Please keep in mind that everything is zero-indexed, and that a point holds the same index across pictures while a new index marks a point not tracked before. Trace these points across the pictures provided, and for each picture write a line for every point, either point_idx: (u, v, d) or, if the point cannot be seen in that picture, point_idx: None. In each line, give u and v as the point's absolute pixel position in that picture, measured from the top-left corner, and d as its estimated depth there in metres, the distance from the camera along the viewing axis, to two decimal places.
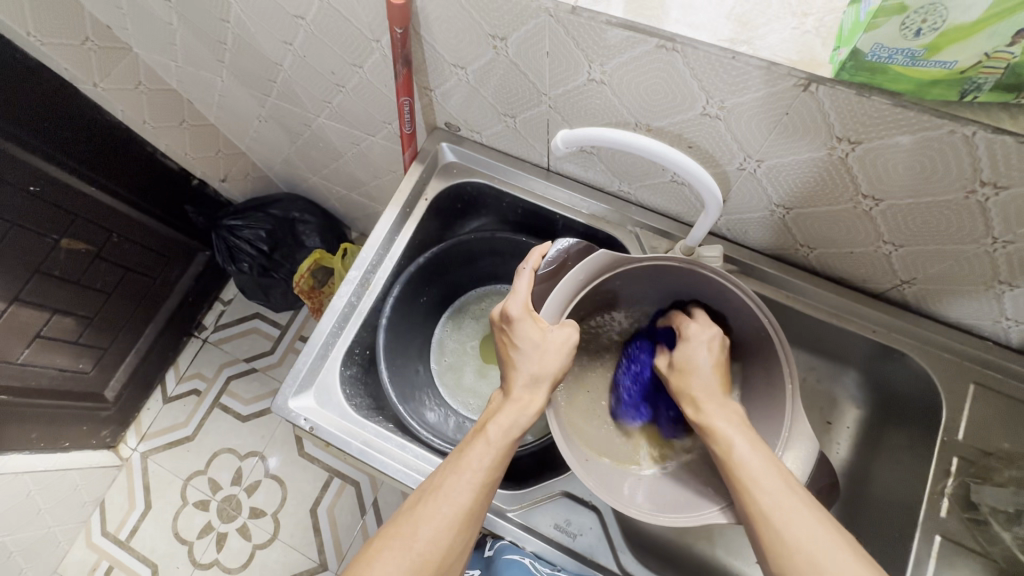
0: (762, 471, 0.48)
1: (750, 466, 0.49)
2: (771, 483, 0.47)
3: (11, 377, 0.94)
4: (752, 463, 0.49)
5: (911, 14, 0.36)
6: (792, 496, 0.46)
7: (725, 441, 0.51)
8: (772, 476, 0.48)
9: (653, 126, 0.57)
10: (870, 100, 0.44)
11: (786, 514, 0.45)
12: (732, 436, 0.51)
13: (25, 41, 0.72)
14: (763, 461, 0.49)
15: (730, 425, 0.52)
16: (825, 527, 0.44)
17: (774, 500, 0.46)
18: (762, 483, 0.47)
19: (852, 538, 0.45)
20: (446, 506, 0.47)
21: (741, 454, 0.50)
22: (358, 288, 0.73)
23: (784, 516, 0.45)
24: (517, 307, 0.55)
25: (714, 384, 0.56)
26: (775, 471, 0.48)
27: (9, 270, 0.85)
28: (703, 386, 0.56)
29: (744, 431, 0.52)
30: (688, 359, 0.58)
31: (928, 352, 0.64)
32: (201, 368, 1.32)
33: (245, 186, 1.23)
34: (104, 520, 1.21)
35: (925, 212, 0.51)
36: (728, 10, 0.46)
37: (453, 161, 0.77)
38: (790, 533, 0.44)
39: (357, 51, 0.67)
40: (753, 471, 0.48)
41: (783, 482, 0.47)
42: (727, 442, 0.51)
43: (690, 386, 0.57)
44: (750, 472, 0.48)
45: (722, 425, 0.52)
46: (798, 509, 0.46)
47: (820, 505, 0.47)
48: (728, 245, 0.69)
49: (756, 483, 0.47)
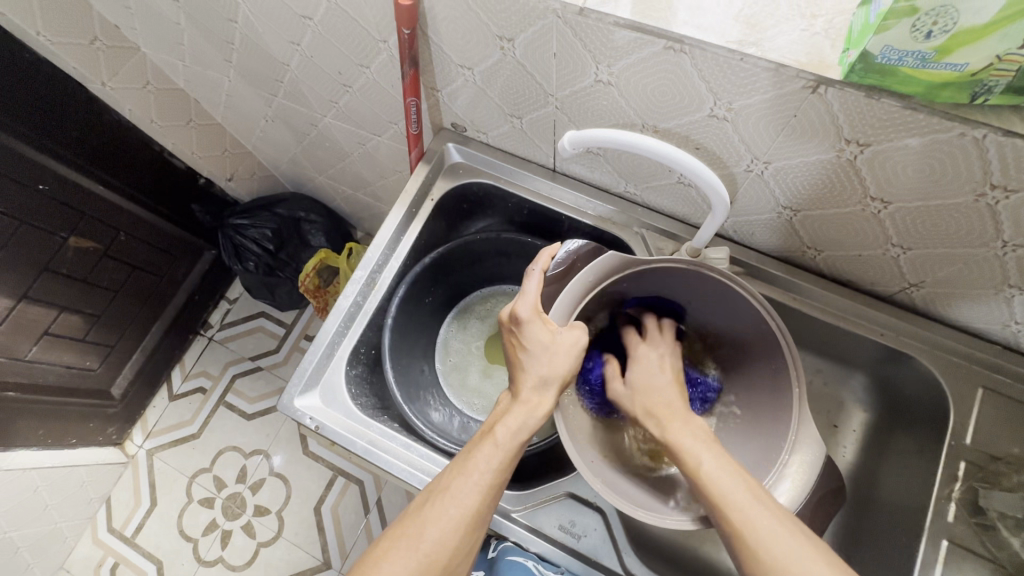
0: (731, 487, 0.47)
1: (719, 484, 0.48)
2: (740, 500, 0.46)
3: (19, 374, 0.95)
4: (720, 480, 0.48)
5: (922, 16, 0.36)
6: (763, 511, 0.46)
7: (692, 459, 0.50)
8: (742, 492, 0.47)
9: (660, 127, 0.57)
10: (879, 102, 0.43)
11: (761, 530, 0.45)
12: (700, 454, 0.50)
13: (35, 41, 0.72)
14: (732, 478, 0.48)
15: (696, 443, 0.52)
16: (799, 541, 0.44)
17: (749, 517, 0.45)
18: (733, 501, 0.46)
19: (829, 550, 0.44)
20: (453, 508, 0.47)
21: (710, 471, 0.49)
22: (364, 288, 0.73)
23: (760, 532, 0.44)
24: (526, 308, 0.54)
25: (674, 396, 0.59)
26: (744, 485, 0.47)
27: (18, 268, 0.86)
28: (663, 403, 0.58)
29: (710, 448, 0.51)
30: (648, 371, 0.62)
31: (935, 356, 0.63)
32: (207, 366, 1.33)
33: (251, 185, 1.24)
34: (110, 516, 1.22)
35: (934, 216, 0.51)
36: (736, 12, 0.46)
37: (459, 162, 0.77)
38: (766, 551, 0.44)
39: (364, 51, 0.68)
40: (721, 488, 0.47)
41: (753, 498, 0.47)
42: (694, 461, 0.50)
43: (653, 404, 0.58)
44: (718, 491, 0.47)
45: (688, 443, 0.52)
46: (771, 523, 0.45)
47: (795, 518, 0.46)
48: (735, 247, 0.69)
49: (726, 500, 0.46)
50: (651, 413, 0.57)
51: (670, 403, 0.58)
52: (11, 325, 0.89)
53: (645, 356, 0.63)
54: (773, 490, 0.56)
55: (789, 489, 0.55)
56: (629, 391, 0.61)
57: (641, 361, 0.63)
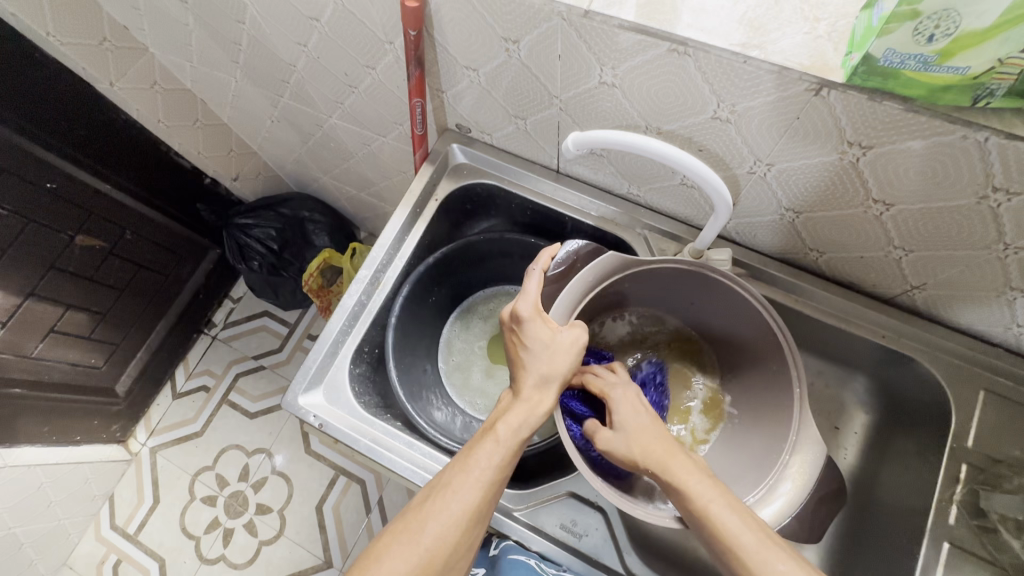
0: (739, 529, 0.46)
1: (727, 525, 0.46)
2: (747, 537, 0.46)
3: (26, 371, 0.95)
4: (726, 518, 0.47)
5: (924, 20, 0.36)
6: (773, 552, 0.45)
7: (700, 499, 0.48)
8: (749, 534, 0.46)
9: (663, 129, 0.57)
10: (881, 105, 0.44)
11: (773, 573, 0.44)
12: (707, 493, 0.48)
13: (45, 42, 0.73)
14: (740, 519, 0.47)
15: (702, 484, 0.49)
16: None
17: (761, 559, 0.45)
18: (743, 542, 0.46)
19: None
20: (454, 503, 0.48)
21: (717, 511, 0.47)
22: (368, 287, 0.74)
23: (773, 574, 0.44)
24: (527, 306, 0.55)
25: (665, 432, 0.54)
26: (751, 523, 0.47)
27: (26, 265, 0.86)
28: (660, 443, 0.53)
29: (715, 487, 0.49)
30: (629, 406, 0.56)
31: (937, 358, 0.63)
32: (210, 365, 1.34)
33: (256, 185, 1.24)
34: (113, 514, 1.23)
35: (937, 217, 0.51)
36: (740, 15, 0.46)
37: (463, 162, 0.78)
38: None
39: (370, 53, 0.68)
40: (730, 530, 0.46)
41: (761, 540, 0.46)
42: (703, 503, 0.48)
43: (652, 447, 0.52)
44: (727, 534, 0.46)
45: (696, 484, 0.49)
46: (781, 565, 0.44)
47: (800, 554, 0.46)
48: (737, 248, 0.70)
49: (736, 542, 0.46)
50: (650, 457, 0.52)
51: (667, 443, 0.53)
52: (18, 323, 0.89)
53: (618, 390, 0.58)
54: (774, 490, 0.56)
55: (789, 490, 0.55)
56: (620, 435, 0.54)
57: (617, 397, 0.57)
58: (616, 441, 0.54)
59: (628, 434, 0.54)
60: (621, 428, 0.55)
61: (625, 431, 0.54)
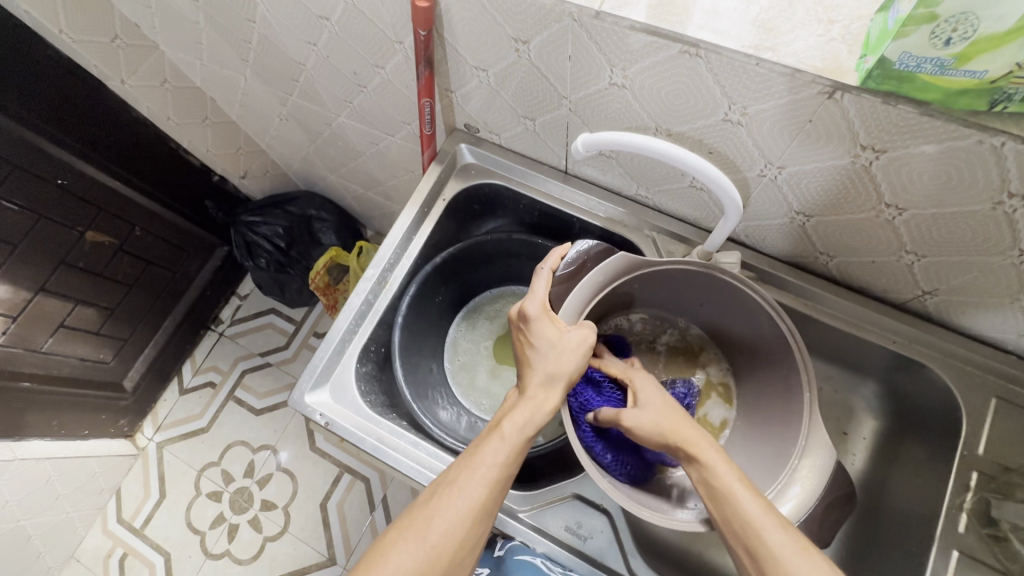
0: (759, 511, 0.46)
1: (748, 506, 0.46)
2: (769, 521, 0.45)
3: (35, 365, 0.96)
4: (747, 501, 0.46)
5: (941, 23, 0.36)
6: (792, 538, 0.44)
7: (722, 477, 0.48)
8: (771, 517, 0.45)
9: (674, 131, 0.57)
10: (896, 108, 0.43)
11: (793, 557, 0.43)
12: (728, 473, 0.48)
13: (57, 38, 0.73)
14: (761, 504, 0.46)
15: (727, 467, 0.49)
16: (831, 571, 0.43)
17: (780, 541, 0.44)
18: (763, 524, 0.45)
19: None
20: (461, 499, 0.47)
21: (740, 492, 0.47)
22: (376, 286, 0.74)
23: (789, 557, 0.43)
24: (534, 306, 0.55)
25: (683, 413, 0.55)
26: (771, 510, 0.46)
27: (36, 260, 0.87)
28: (687, 424, 0.53)
29: (737, 472, 0.49)
30: (653, 388, 0.58)
31: (948, 364, 0.63)
32: (217, 361, 1.34)
33: (265, 183, 1.25)
34: (119, 508, 1.24)
35: (951, 222, 0.51)
36: (753, 17, 0.46)
37: (471, 162, 0.78)
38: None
39: (379, 51, 0.68)
40: (751, 513, 0.46)
41: (782, 524, 0.45)
42: (726, 485, 0.48)
43: (676, 426, 0.53)
44: (748, 515, 0.46)
45: (716, 462, 0.49)
46: (801, 553, 0.43)
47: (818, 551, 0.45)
48: (746, 251, 0.69)
49: (757, 524, 0.45)
50: (676, 434, 0.52)
51: (692, 422, 0.54)
52: (28, 317, 0.90)
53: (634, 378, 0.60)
54: (783, 494, 0.55)
55: (798, 494, 0.54)
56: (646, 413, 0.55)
57: (643, 381, 0.59)
58: (637, 416, 0.54)
59: (653, 408, 0.55)
60: (647, 405, 0.56)
61: (649, 407, 0.55)
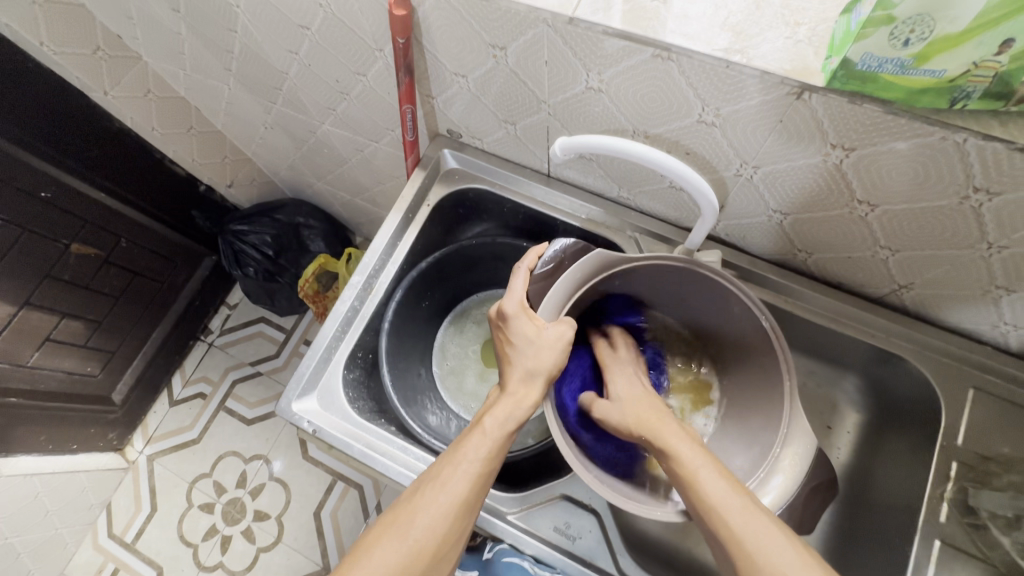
0: (723, 493, 0.47)
1: (711, 490, 0.47)
2: (731, 503, 0.46)
3: (22, 379, 0.95)
4: (712, 488, 0.47)
5: (899, 25, 0.37)
6: (753, 516, 0.46)
7: (687, 465, 0.50)
8: (735, 499, 0.47)
9: (650, 133, 0.58)
10: (862, 107, 0.44)
11: (756, 535, 0.44)
12: (694, 459, 0.50)
13: (38, 51, 0.74)
14: (727, 486, 0.48)
15: (691, 452, 0.51)
16: (796, 548, 0.44)
17: (744, 523, 0.45)
18: (726, 506, 0.46)
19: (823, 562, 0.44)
20: (444, 495, 0.48)
21: (703, 477, 0.48)
22: (361, 293, 0.74)
23: (753, 537, 0.44)
24: (512, 304, 0.56)
25: (659, 404, 0.59)
26: (735, 492, 0.47)
27: (21, 273, 0.86)
28: (652, 412, 0.57)
29: (700, 453, 0.51)
30: (627, 379, 0.63)
31: (924, 356, 0.64)
32: (207, 372, 1.34)
33: (251, 191, 1.25)
34: (110, 522, 1.23)
35: (920, 218, 0.52)
36: (723, 20, 0.47)
37: (454, 167, 0.78)
38: (764, 557, 0.43)
39: (360, 59, 0.69)
40: (715, 497, 0.47)
41: (743, 504, 0.46)
42: (687, 468, 0.50)
43: (641, 415, 0.57)
44: (709, 497, 0.47)
45: (683, 450, 0.51)
46: (760, 527, 0.45)
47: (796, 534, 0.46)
48: (727, 250, 0.70)
49: (719, 504, 0.46)
50: (644, 422, 0.56)
51: (659, 412, 0.57)
52: (14, 331, 0.89)
53: (619, 366, 0.65)
54: (765, 484, 0.56)
55: (781, 482, 0.55)
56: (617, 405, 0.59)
57: (618, 373, 0.64)
58: (611, 409, 0.59)
59: (624, 403, 0.59)
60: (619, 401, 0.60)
61: (621, 402, 0.59)
